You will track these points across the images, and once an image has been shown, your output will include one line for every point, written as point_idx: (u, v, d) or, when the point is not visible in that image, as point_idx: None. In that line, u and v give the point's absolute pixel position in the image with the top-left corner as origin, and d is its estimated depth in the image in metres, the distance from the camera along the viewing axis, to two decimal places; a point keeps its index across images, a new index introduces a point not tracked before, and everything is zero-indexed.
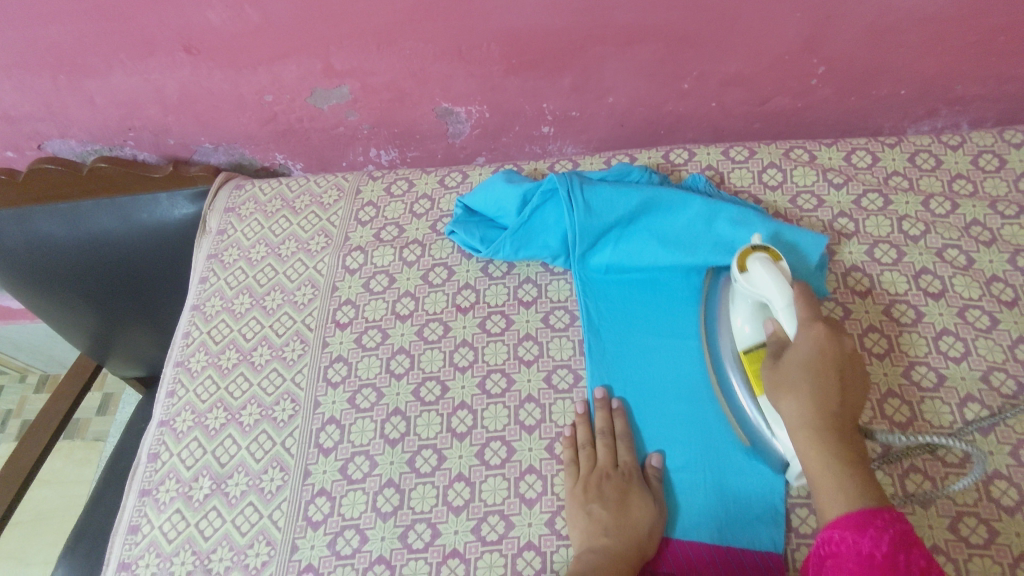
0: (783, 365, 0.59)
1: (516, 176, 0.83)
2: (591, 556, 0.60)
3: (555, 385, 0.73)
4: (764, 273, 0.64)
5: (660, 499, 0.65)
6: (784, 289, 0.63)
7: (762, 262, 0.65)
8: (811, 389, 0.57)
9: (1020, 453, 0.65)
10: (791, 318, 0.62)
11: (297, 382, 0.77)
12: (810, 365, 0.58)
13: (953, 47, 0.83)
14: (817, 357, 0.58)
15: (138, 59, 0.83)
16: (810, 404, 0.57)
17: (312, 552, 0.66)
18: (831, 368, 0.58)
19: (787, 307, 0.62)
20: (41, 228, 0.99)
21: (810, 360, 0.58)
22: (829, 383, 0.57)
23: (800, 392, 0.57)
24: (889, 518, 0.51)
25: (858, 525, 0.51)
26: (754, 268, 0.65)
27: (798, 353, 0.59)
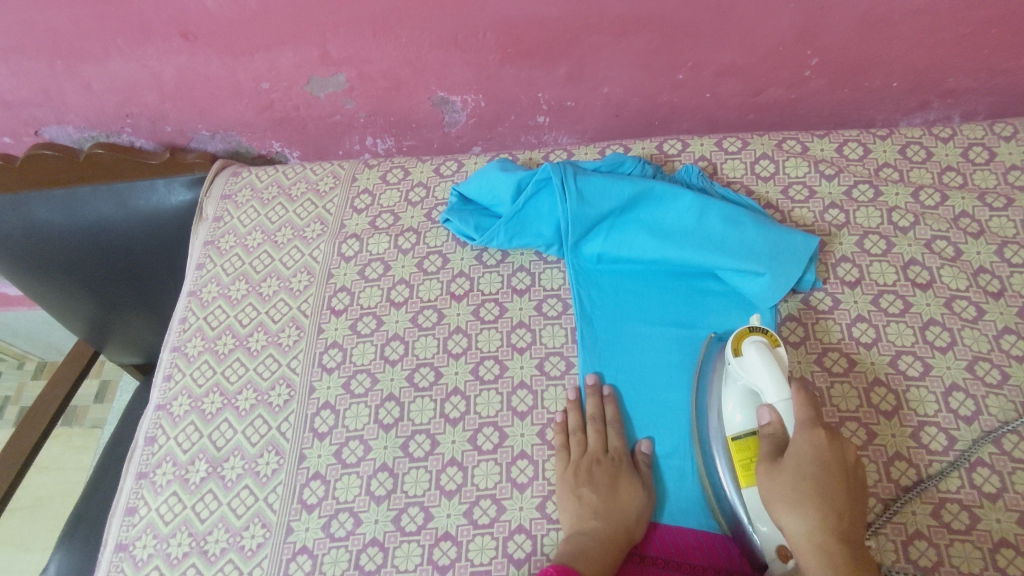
0: (785, 479, 0.56)
1: (511, 165, 0.84)
2: (581, 539, 0.61)
3: (547, 372, 0.74)
4: (758, 361, 0.63)
5: (649, 485, 0.66)
6: (780, 379, 0.61)
7: (758, 348, 0.64)
8: (818, 506, 0.54)
9: (1002, 442, 0.66)
10: (787, 411, 0.60)
11: (292, 367, 0.78)
12: (813, 479, 0.55)
13: (946, 39, 0.84)
14: (820, 469, 0.55)
15: (135, 45, 0.84)
16: (817, 526, 0.53)
17: (307, 534, 0.67)
18: (836, 479, 0.55)
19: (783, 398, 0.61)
20: (38, 213, 0.98)
21: (813, 473, 0.55)
22: (834, 495, 0.54)
23: (806, 510, 0.54)
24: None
25: None
26: (750, 351, 0.64)
27: (800, 464, 0.56)
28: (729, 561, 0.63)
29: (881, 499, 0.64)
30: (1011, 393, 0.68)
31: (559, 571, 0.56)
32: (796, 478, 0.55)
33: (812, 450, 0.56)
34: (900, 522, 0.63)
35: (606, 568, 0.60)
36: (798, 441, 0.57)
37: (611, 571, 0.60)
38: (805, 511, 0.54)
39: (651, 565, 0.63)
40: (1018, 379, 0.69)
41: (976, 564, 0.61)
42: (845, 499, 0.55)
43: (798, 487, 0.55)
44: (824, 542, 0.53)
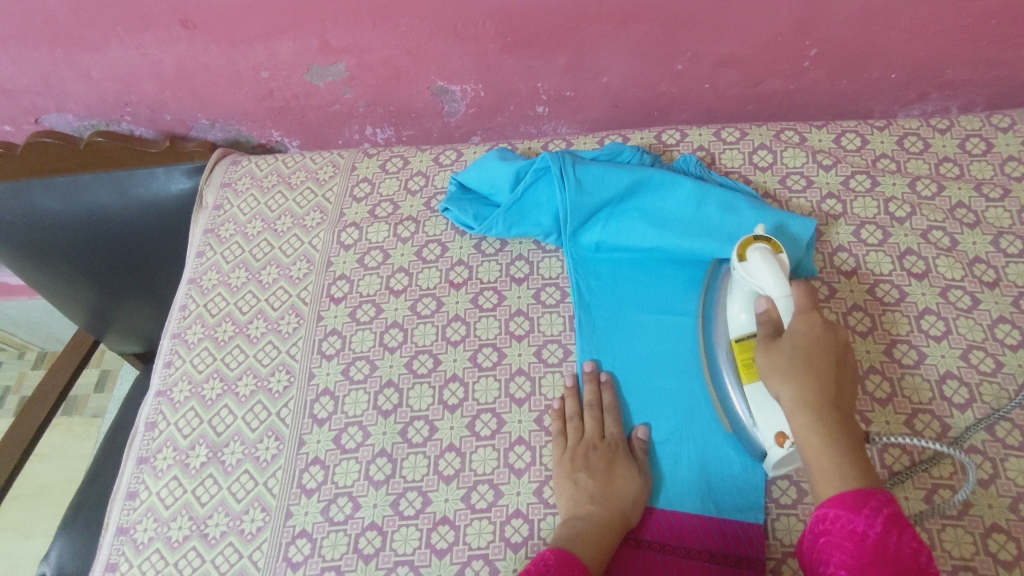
0: (780, 353, 0.59)
1: (510, 154, 0.84)
2: (578, 523, 0.62)
3: (545, 359, 0.75)
4: (761, 263, 0.63)
5: (644, 469, 0.66)
6: (782, 281, 0.63)
7: (762, 251, 0.64)
8: (813, 375, 0.57)
9: (995, 429, 0.67)
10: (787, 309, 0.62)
11: (292, 354, 0.78)
12: (807, 355, 0.58)
13: (944, 30, 0.84)
14: (813, 345, 0.59)
15: (135, 33, 0.84)
16: (809, 392, 0.57)
17: (306, 518, 0.68)
18: (828, 354, 0.59)
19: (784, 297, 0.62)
20: (38, 201, 0.99)
21: (806, 348, 0.58)
22: (826, 368, 0.58)
23: (799, 378, 0.57)
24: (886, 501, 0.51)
25: (854, 503, 0.51)
26: (755, 257, 0.64)
27: (795, 339, 0.59)
28: (725, 544, 0.63)
29: None
30: (1005, 381, 0.69)
31: (555, 556, 0.57)
32: (793, 353, 0.58)
33: (807, 329, 0.60)
34: None
35: (603, 551, 0.61)
36: (797, 323, 0.60)
37: (608, 555, 0.61)
38: (798, 379, 0.57)
39: (647, 549, 0.64)
40: (1011, 367, 0.70)
41: (968, 548, 0.61)
42: (836, 372, 0.58)
43: (794, 360, 0.58)
44: (815, 407, 0.56)
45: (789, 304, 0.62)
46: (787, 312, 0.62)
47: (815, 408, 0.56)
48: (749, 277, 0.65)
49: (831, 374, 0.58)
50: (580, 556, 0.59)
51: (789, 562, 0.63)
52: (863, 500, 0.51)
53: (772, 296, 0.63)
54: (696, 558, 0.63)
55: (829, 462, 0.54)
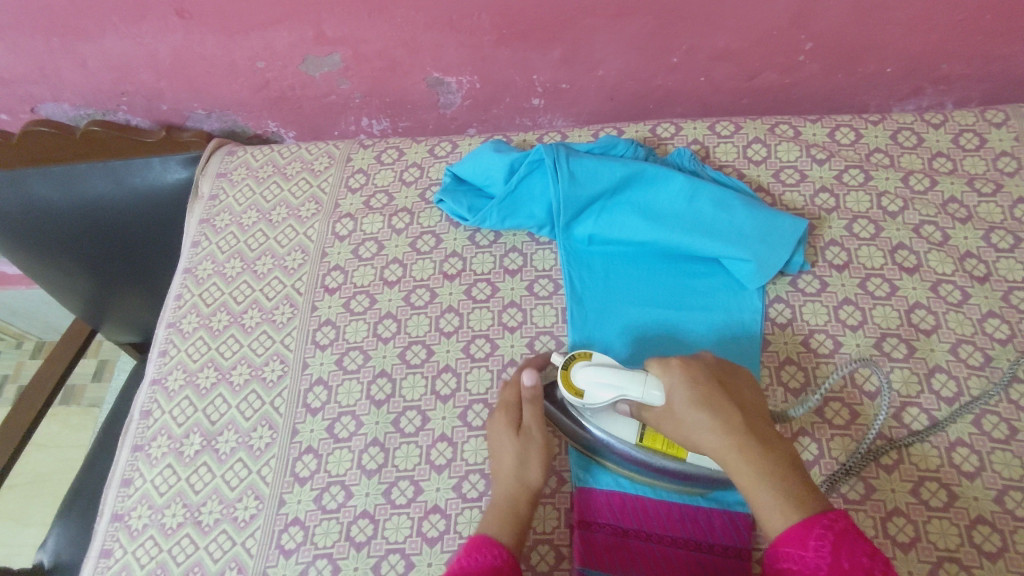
0: (676, 414, 0.59)
1: (504, 146, 0.85)
2: (495, 505, 0.61)
3: (537, 351, 0.75)
4: (595, 377, 0.63)
5: (529, 427, 0.66)
6: (613, 373, 0.62)
7: (584, 368, 0.65)
8: (712, 411, 0.57)
9: (982, 422, 0.67)
10: (648, 389, 0.61)
11: (286, 344, 0.79)
12: (694, 398, 0.58)
13: (939, 25, 0.84)
14: (692, 383, 0.59)
15: (131, 22, 0.84)
16: (716, 429, 0.57)
17: (299, 506, 0.69)
18: (711, 382, 0.59)
19: (633, 382, 0.61)
20: (35, 190, 1.00)
21: (691, 388, 0.58)
22: (717, 399, 0.58)
23: (701, 420, 0.57)
24: (832, 516, 0.50)
25: (799, 538, 0.49)
26: (586, 377, 0.64)
27: (674, 391, 0.59)
28: (711, 533, 0.64)
29: (862, 477, 0.65)
30: (992, 375, 0.70)
31: (468, 550, 0.55)
32: (683, 402, 0.58)
33: (669, 371, 0.60)
34: (878, 499, 0.64)
35: (521, 522, 0.60)
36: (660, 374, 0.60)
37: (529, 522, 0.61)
38: (699, 419, 0.57)
39: (634, 538, 0.64)
40: (1000, 361, 0.70)
41: (953, 540, 0.62)
42: (724, 392, 0.59)
43: (686, 409, 0.58)
44: (729, 437, 0.56)
45: (645, 380, 0.61)
46: (647, 390, 0.61)
47: (730, 444, 0.56)
48: (599, 399, 0.64)
49: (725, 401, 0.58)
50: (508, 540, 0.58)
51: None
52: (810, 522, 0.50)
53: (627, 392, 0.62)
54: (683, 547, 0.64)
55: (769, 490, 0.53)
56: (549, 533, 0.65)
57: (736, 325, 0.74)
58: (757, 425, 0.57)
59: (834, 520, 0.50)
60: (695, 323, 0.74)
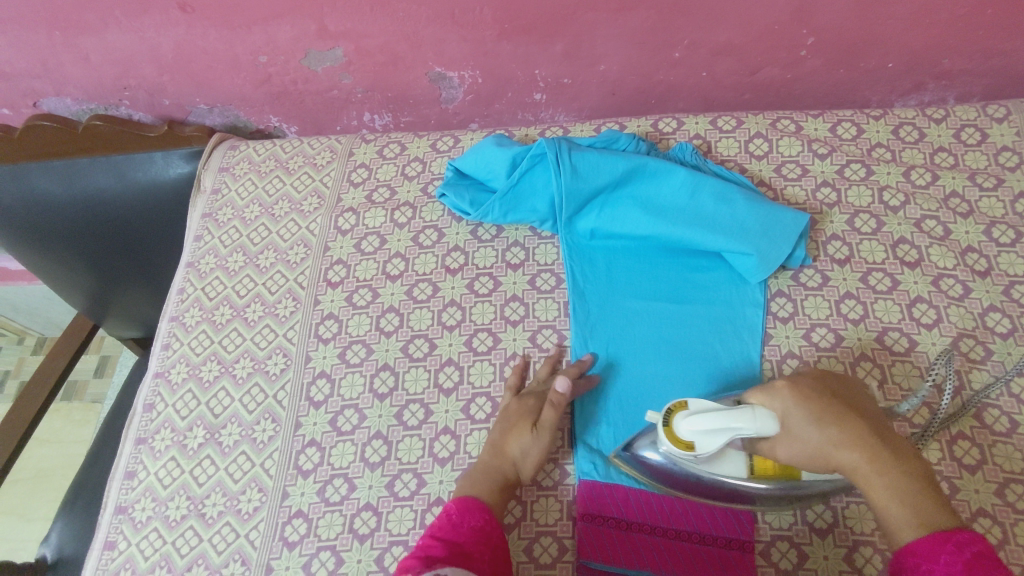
0: (792, 431, 0.56)
1: (506, 140, 0.85)
2: (491, 471, 0.64)
3: (540, 345, 0.76)
4: (702, 426, 0.58)
5: (546, 425, 0.65)
6: (717, 415, 0.58)
7: (685, 419, 0.59)
8: (835, 427, 0.55)
9: (983, 416, 0.67)
10: (766, 422, 0.56)
11: (289, 337, 0.79)
12: (812, 416, 0.56)
13: (940, 20, 0.84)
14: (806, 398, 0.57)
15: (133, 17, 0.84)
16: (840, 445, 0.54)
17: (302, 498, 0.69)
18: (827, 396, 0.57)
19: (744, 417, 0.56)
20: (37, 184, 1.00)
21: (807, 405, 0.56)
22: (838, 413, 0.56)
23: (824, 437, 0.55)
24: (967, 535, 0.48)
25: (928, 553, 0.48)
26: (691, 429, 0.59)
27: (788, 408, 0.57)
28: (714, 526, 0.64)
29: None
30: (994, 368, 0.70)
31: (459, 508, 0.59)
32: (802, 420, 0.56)
33: (778, 392, 0.58)
34: None
35: (499, 495, 0.63)
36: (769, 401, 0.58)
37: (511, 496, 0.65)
38: (820, 439, 0.55)
39: (637, 531, 0.64)
40: (1001, 355, 0.71)
41: None
42: (844, 408, 0.57)
43: (806, 426, 0.56)
44: (857, 454, 0.54)
45: (756, 414, 0.56)
46: (763, 423, 0.56)
47: (859, 459, 0.54)
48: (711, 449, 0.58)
49: (846, 417, 0.56)
50: (495, 505, 0.62)
51: (779, 545, 0.63)
52: (942, 538, 0.48)
53: (740, 431, 0.57)
54: (687, 540, 0.64)
55: (902, 507, 0.51)
56: (552, 525, 0.66)
57: (738, 318, 0.74)
58: (885, 437, 0.55)
59: (970, 540, 0.48)
60: (698, 318, 0.75)
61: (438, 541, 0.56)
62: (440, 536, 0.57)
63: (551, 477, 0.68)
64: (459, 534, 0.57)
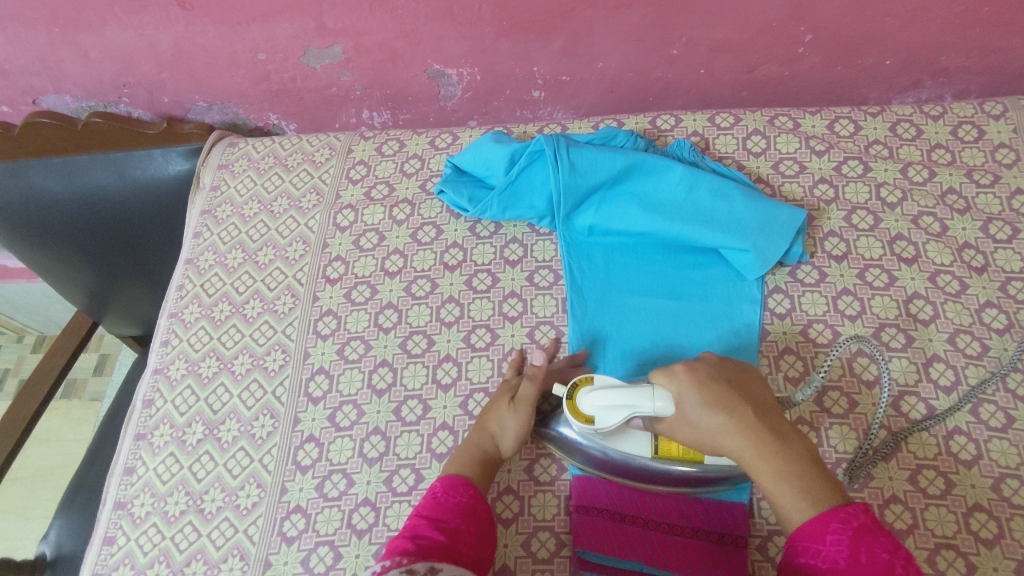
0: (687, 415, 0.57)
1: (505, 137, 0.85)
2: (472, 448, 0.66)
3: (537, 340, 0.76)
4: (601, 401, 0.60)
5: (524, 400, 0.66)
6: (616, 393, 0.60)
7: (588, 394, 0.62)
8: (723, 413, 0.55)
9: (979, 411, 0.68)
10: (660, 403, 0.58)
11: (287, 334, 0.79)
12: (705, 400, 0.56)
13: (938, 17, 0.84)
14: (701, 383, 0.58)
15: (133, 13, 0.84)
16: (727, 430, 0.55)
17: (301, 494, 0.69)
18: (719, 381, 0.58)
19: (640, 398, 0.58)
20: (36, 181, 0.99)
21: (700, 389, 0.57)
22: (727, 398, 0.56)
23: (711, 422, 0.56)
24: (850, 511, 0.49)
25: (815, 535, 0.48)
26: (592, 403, 0.61)
27: (683, 392, 0.58)
28: (709, 520, 0.64)
29: (863, 466, 0.65)
30: (990, 364, 0.70)
31: (444, 487, 0.62)
32: (693, 405, 0.57)
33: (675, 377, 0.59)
34: (877, 486, 0.64)
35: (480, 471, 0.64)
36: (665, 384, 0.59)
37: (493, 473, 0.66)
38: (713, 422, 0.56)
39: (630, 524, 0.65)
40: (997, 351, 0.71)
41: (951, 527, 0.62)
42: (738, 395, 0.57)
43: (697, 411, 0.57)
44: (747, 438, 0.54)
45: (654, 394, 0.58)
46: (658, 404, 0.58)
47: (744, 444, 0.54)
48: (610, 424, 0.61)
49: (738, 402, 0.56)
50: (475, 479, 0.64)
51: (775, 539, 0.63)
52: (826, 517, 0.49)
53: (639, 408, 0.59)
54: (680, 534, 0.64)
55: (789, 489, 0.51)
56: (549, 520, 0.66)
57: (735, 315, 0.74)
58: (773, 423, 0.55)
59: (853, 515, 0.48)
60: (695, 314, 0.75)
61: (427, 521, 0.59)
62: (428, 515, 0.59)
63: (548, 472, 0.68)
64: (446, 513, 0.59)
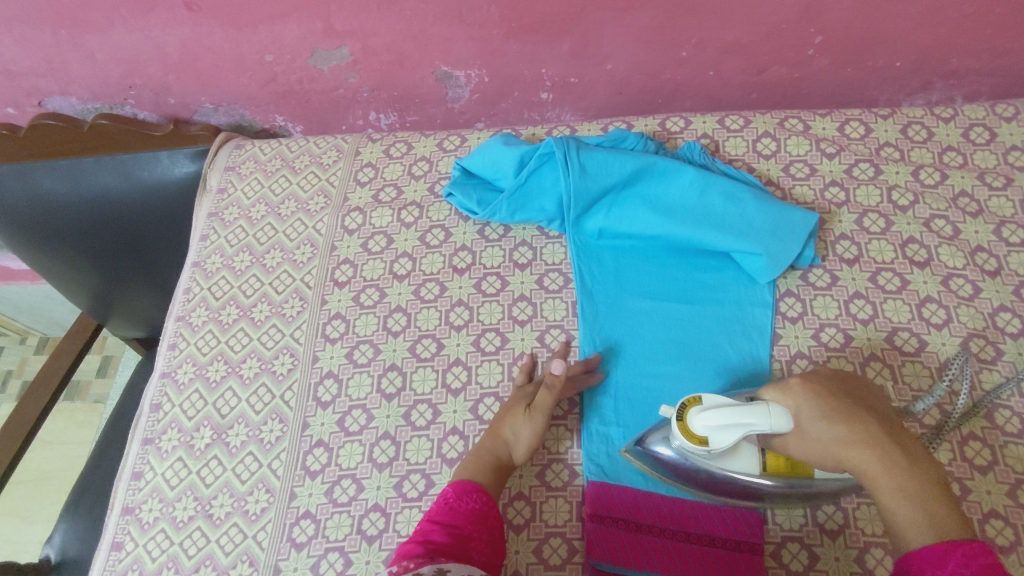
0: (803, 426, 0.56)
1: (514, 139, 0.85)
2: (484, 455, 0.66)
3: (548, 344, 0.75)
4: (715, 422, 0.57)
5: (539, 408, 0.66)
6: (729, 413, 0.56)
7: (699, 414, 0.58)
8: (846, 424, 0.54)
9: (994, 416, 0.67)
10: (779, 421, 0.55)
11: (296, 337, 0.79)
12: (825, 412, 0.55)
13: (949, 19, 0.84)
14: (819, 396, 0.56)
15: (139, 15, 0.84)
16: (851, 443, 0.54)
17: (310, 499, 0.69)
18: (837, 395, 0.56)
19: (755, 417, 0.55)
20: (42, 183, 1.00)
21: (817, 402, 0.55)
22: (849, 410, 0.55)
23: (834, 434, 0.54)
24: (973, 547, 0.47)
25: (937, 558, 0.47)
26: (702, 425, 0.58)
27: (799, 405, 0.56)
28: (725, 528, 0.64)
29: None
30: (1004, 368, 0.70)
31: (456, 492, 0.61)
32: (812, 416, 0.55)
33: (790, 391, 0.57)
34: None
35: (492, 477, 0.64)
36: (779, 399, 0.57)
37: (505, 479, 0.66)
38: (833, 436, 0.54)
39: (646, 533, 0.64)
40: (1011, 355, 0.70)
41: None
42: (858, 409, 0.56)
43: (816, 422, 0.55)
44: (869, 453, 0.53)
45: (770, 411, 0.55)
46: (776, 422, 0.55)
47: (866, 457, 0.53)
48: (725, 444, 0.57)
49: (859, 416, 0.55)
50: (486, 484, 0.63)
51: (789, 546, 0.63)
52: (951, 545, 0.47)
53: (754, 428, 0.55)
54: (696, 542, 0.64)
55: (912, 508, 0.50)
56: (561, 526, 0.65)
57: (747, 319, 0.74)
58: (896, 437, 0.54)
59: (979, 550, 0.47)
60: (706, 318, 0.74)
61: (439, 526, 0.58)
62: (440, 520, 0.59)
63: (559, 478, 0.68)
64: (459, 518, 0.59)
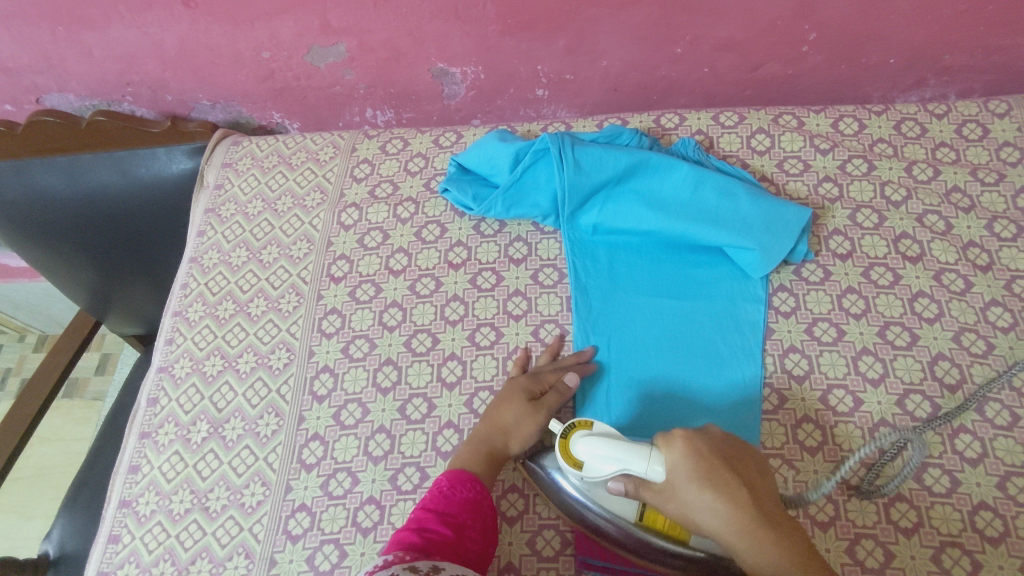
0: (680, 494, 0.54)
1: (510, 135, 0.85)
2: (478, 446, 0.66)
3: (542, 339, 0.76)
4: (595, 448, 0.57)
5: (545, 407, 0.67)
6: (613, 445, 0.57)
7: (582, 439, 0.59)
8: (716, 485, 0.53)
9: (984, 410, 0.68)
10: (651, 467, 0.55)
11: (292, 332, 0.79)
12: (696, 475, 0.53)
13: (941, 16, 0.84)
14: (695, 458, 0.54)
15: (137, 12, 0.84)
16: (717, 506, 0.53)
17: (306, 492, 0.69)
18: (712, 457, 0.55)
19: (634, 458, 0.55)
20: (40, 180, 1.00)
21: (691, 463, 0.54)
22: (718, 473, 0.54)
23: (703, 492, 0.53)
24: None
25: None
26: (584, 448, 0.58)
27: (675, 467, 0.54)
28: None
29: (864, 463, 0.66)
30: (995, 363, 0.70)
31: (450, 481, 0.61)
32: (682, 474, 0.54)
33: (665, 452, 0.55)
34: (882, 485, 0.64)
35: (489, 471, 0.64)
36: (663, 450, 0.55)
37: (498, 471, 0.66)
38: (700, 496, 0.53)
39: None
40: (1002, 349, 0.71)
41: (956, 525, 0.62)
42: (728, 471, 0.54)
43: (686, 485, 0.54)
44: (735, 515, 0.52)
45: (650, 455, 0.55)
46: (652, 469, 0.55)
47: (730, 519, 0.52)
48: (598, 474, 0.58)
49: (728, 479, 0.54)
50: (481, 475, 0.63)
51: None
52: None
53: (632, 468, 0.56)
54: None
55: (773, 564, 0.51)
56: (554, 518, 0.66)
57: (740, 314, 0.74)
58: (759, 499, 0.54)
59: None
60: (698, 313, 0.75)
61: (434, 514, 0.59)
62: (434, 509, 0.59)
63: None
64: (453, 507, 0.59)
